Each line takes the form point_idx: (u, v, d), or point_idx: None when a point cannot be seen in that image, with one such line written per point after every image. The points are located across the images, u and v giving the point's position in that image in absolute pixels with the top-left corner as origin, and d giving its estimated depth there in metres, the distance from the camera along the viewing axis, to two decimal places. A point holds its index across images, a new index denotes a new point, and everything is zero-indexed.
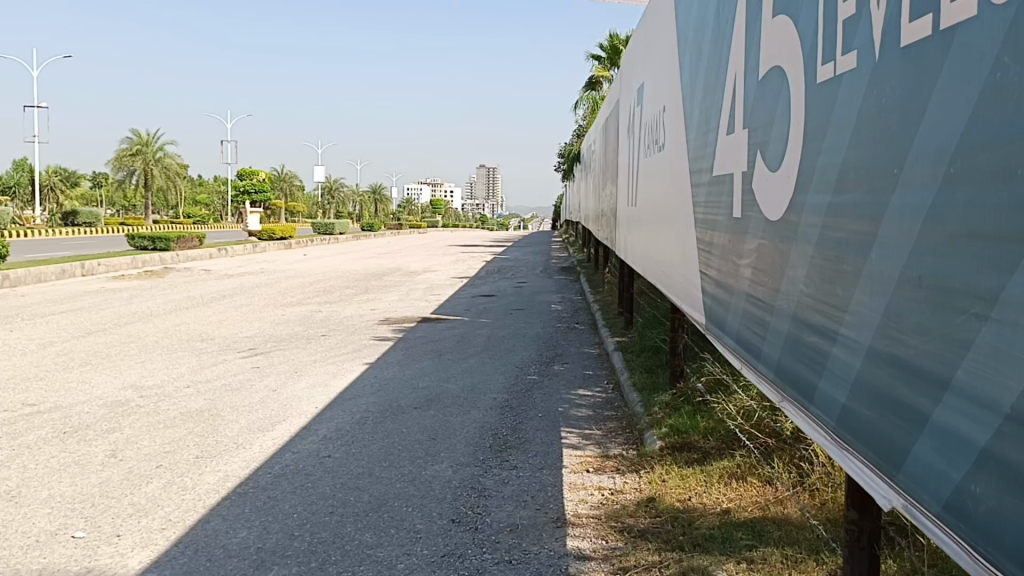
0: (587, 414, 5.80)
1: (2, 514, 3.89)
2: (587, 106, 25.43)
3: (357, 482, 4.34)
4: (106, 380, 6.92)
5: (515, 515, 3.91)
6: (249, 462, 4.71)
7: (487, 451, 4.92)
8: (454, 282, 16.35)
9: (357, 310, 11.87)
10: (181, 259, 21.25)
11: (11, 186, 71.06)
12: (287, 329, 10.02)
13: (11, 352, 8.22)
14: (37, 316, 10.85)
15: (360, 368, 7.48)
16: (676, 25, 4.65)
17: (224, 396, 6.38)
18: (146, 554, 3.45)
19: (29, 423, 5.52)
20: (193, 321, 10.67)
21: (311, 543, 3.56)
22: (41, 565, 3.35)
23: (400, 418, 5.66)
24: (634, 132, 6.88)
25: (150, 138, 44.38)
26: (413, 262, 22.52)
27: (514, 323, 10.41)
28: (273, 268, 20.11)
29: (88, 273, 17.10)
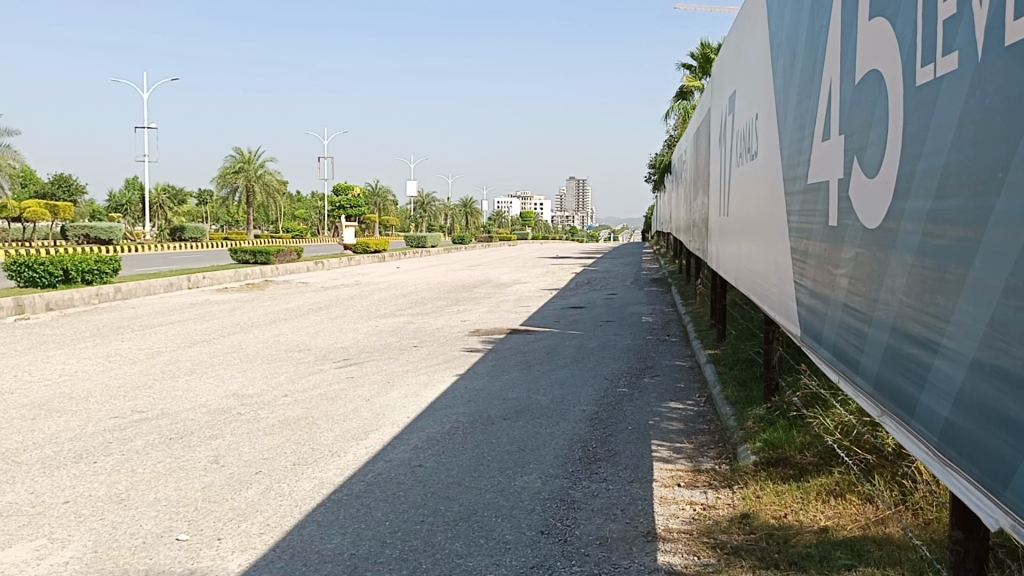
0: (678, 428, 5.72)
1: (113, 516, 4.08)
2: (679, 115, 25.19)
3: (448, 492, 4.38)
4: (209, 388, 7.19)
5: (604, 528, 3.88)
6: (343, 469, 4.82)
7: (576, 463, 4.91)
8: (544, 294, 16.39)
9: (448, 321, 12.01)
10: (280, 272, 21.94)
11: (124, 204, 74.91)
12: (380, 340, 10.21)
13: (123, 361, 8.64)
14: (147, 327, 11.37)
15: (451, 378, 7.57)
16: (769, 30, 4.55)
17: (319, 404, 6.55)
18: (246, 558, 3.57)
19: (138, 429, 5.78)
20: (291, 331, 10.99)
21: (403, 551, 3.62)
22: (148, 566, 3.50)
23: (490, 429, 5.70)
24: (726, 140, 6.77)
25: (251, 155, 46.02)
26: (504, 274, 22.67)
27: (604, 335, 10.36)
28: (368, 280, 20.54)
29: (194, 286, 17.85)
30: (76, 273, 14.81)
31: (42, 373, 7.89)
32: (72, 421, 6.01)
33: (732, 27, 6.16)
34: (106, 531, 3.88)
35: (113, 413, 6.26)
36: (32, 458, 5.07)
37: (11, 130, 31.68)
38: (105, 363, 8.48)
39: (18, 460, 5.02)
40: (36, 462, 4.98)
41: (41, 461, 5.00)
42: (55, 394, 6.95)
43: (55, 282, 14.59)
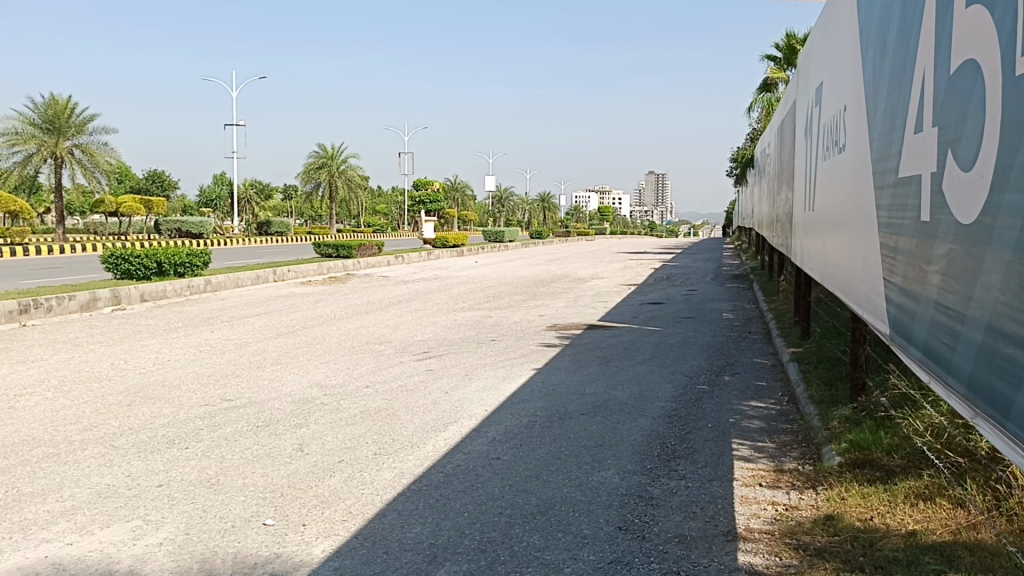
0: (759, 426, 5.62)
1: (204, 500, 4.24)
2: (763, 108, 24.66)
3: (525, 485, 4.41)
4: (294, 378, 7.39)
5: (683, 526, 3.85)
6: (423, 460, 4.90)
7: (654, 460, 4.88)
8: (622, 289, 16.29)
9: (526, 316, 12.06)
10: (362, 266, 22.37)
11: (214, 199, 77.44)
12: (459, 333, 10.32)
13: (213, 351, 8.94)
14: (235, 318, 11.75)
15: (528, 373, 7.60)
16: (859, 18, 4.43)
17: (400, 396, 6.66)
18: (329, 544, 3.66)
19: (227, 417, 5.98)
20: (372, 324, 11.20)
21: (481, 542, 3.66)
22: (237, 549, 3.62)
23: (567, 423, 5.71)
24: (812, 132, 6.62)
25: (335, 151, 46.96)
26: (582, 269, 22.63)
27: (683, 331, 10.24)
28: (446, 275, 20.76)
29: (279, 279, 18.33)
30: (168, 266, 15.37)
31: (138, 361, 8.24)
32: (165, 408, 6.25)
33: (820, 16, 6.01)
34: (197, 514, 4.03)
35: (202, 401, 6.49)
36: (129, 442, 5.30)
37: (107, 128, 33.02)
38: (196, 353, 8.80)
39: (116, 444, 5.25)
40: (132, 447, 5.20)
41: (137, 446, 5.23)
42: (149, 381, 7.25)
43: (149, 274, 15.17)
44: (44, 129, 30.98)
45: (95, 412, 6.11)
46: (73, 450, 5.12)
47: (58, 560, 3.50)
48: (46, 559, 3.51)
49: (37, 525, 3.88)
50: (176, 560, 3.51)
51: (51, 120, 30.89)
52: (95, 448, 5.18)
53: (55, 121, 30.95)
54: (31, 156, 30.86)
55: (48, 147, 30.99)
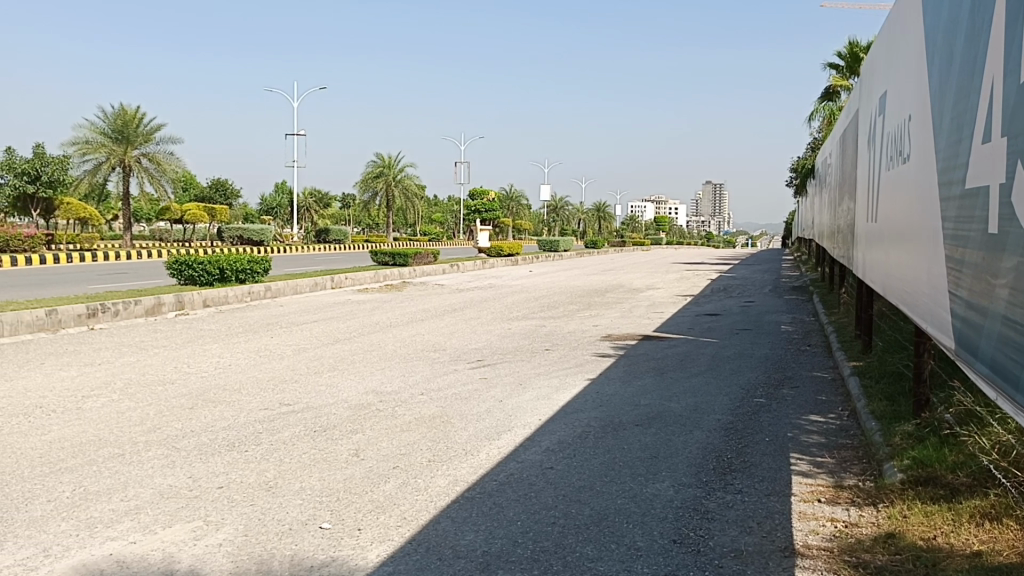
0: (818, 441, 5.51)
1: (262, 502, 4.32)
2: (824, 117, 24.25)
3: (579, 495, 4.40)
4: (351, 385, 7.49)
5: (740, 540, 3.79)
6: (476, 468, 4.92)
7: (710, 473, 4.83)
8: (677, 300, 16.15)
9: (580, 326, 12.03)
10: (418, 274, 22.57)
11: (275, 207, 78.99)
12: (513, 342, 10.34)
13: (272, 356, 9.11)
14: (294, 324, 11.95)
15: (582, 383, 7.58)
16: (925, 25, 4.34)
17: (454, 404, 6.70)
18: (384, 549, 3.70)
19: (285, 421, 6.09)
20: (427, 332, 11.29)
21: (534, 551, 3.66)
22: (294, 551, 3.69)
23: (621, 434, 5.68)
24: (875, 143, 6.49)
25: (393, 160, 47.53)
26: (637, 279, 22.50)
27: (740, 343, 10.12)
28: (501, 283, 20.83)
29: (337, 286, 18.58)
30: (230, 272, 15.69)
31: (200, 365, 8.44)
32: (225, 412, 6.39)
33: (884, 24, 5.90)
34: (256, 516, 4.11)
35: (262, 405, 6.61)
36: (191, 445, 5.43)
37: (173, 138, 33.96)
38: (256, 358, 8.98)
39: (178, 446, 5.38)
40: (194, 449, 5.33)
41: (199, 448, 5.35)
42: (211, 385, 7.41)
43: (211, 280, 15.51)
44: (113, 138, 31.95)
45: (159, 414, 6.27)
46: (137, 451, 5.26)
47: (123, 557, 3.60)
48: (110, 557, 3.61)
49: (103, 523, 3.99)
50: (235, 561, 3.58)
51: (120, 130, 31.86)
52: (158, 449, 5.31)
53: (124, 130, 31.90)
54: (101, 164, 31.86)
55: (117, 156, 31.95)
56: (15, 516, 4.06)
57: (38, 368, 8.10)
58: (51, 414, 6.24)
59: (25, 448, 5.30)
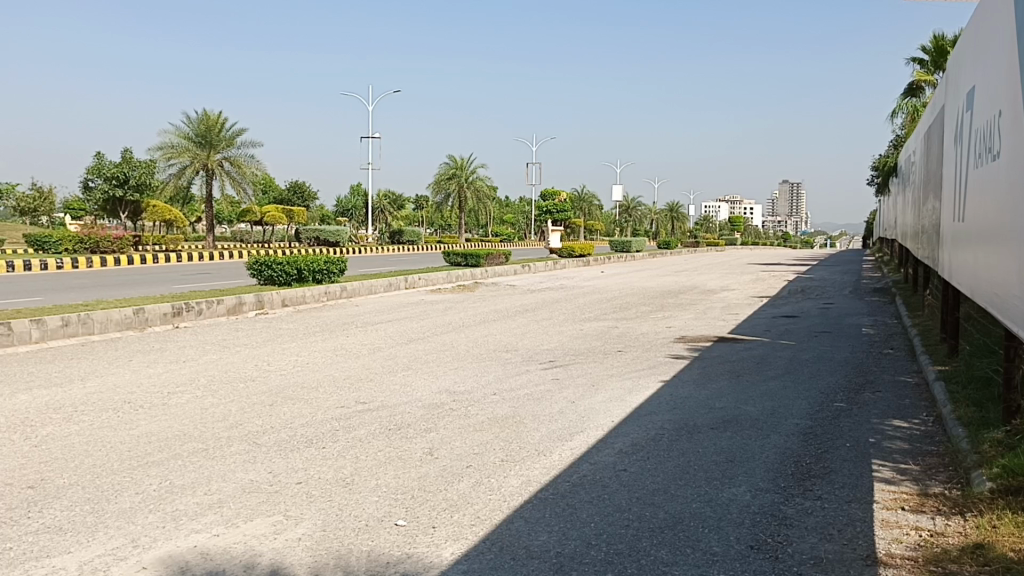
0: (902, 448, 5.34)
1: (339, 498, 4.41)
2: (906, 114, 23.52)
3: (653, 498, 4.36)
4: (424, 384, 7.58)
5: (819, 548, 3.71)
6: (549, 469, 4.91)
7: (788, 478, 4.73)
8: (753, 302, 15.85)
9: (654, 327, 11.91)
10: (489, 274, 22.69)
11: (351, 209, 80.57)
12: (585, 343, 10.31)
13: (348, 355, 9.27)
14: (369, 324, 12.14)
15: (656, 384, 7.50)
16: (1016, 18, 4.19)
17: (527, 405, 6.71)
18: (458, 547, 3.73)
19: (361, 419, 6.19)
20: (499, 332, 11.33)
21: (608, 554, 3.64)
22: (370, 547, 3.74)
23: (696, 438, 5.59)
24: (962, 140, 6.27)
25: (465, 161, 47.92)
26: (711, 280, 22.16)
27: (818, 346, 9.88)
28: (573, 284, 20.77)
29: (411, 287, 18.80)
30: (308, 273, 16.03)
31: (279, 363, 8.64)
32: (303, 409, 6.53)
33: (973, 16, 5.71)
34: (334, 512, 4.19)
35: (338, 403, 6.74)
36: (271, 441, 5.57)
37: (253, 142, 34.92)
38: (332, 357, 9.15)
39: (259, 442, 5.53)
40: (273, 445, 5.46)
41: (278, 444, 5.48)
42: (289, 383, 7.58)
43: (289, 280, 15.87)
44: (197, 142, 32.97)
45: (240, 411, 6.45)
46: (220, 446, 5.42)
47: (206, 549, 3.72)
48: (194, 549, 3.73)
49: (188, 516, 4.12)
50: (314, 555, 3.65)
51: (204, 134, 32.87)
52: (239, 445, 5.46)
53: (207, 134, 32.89)
54: (185, 167, 32.92)
55: (200, 160, 32.97)
56: (106, 507, 4.23)
57: (126, 365, 8.42)
58: (139, 409, 6.48)
59: (115, 442, 5.51)
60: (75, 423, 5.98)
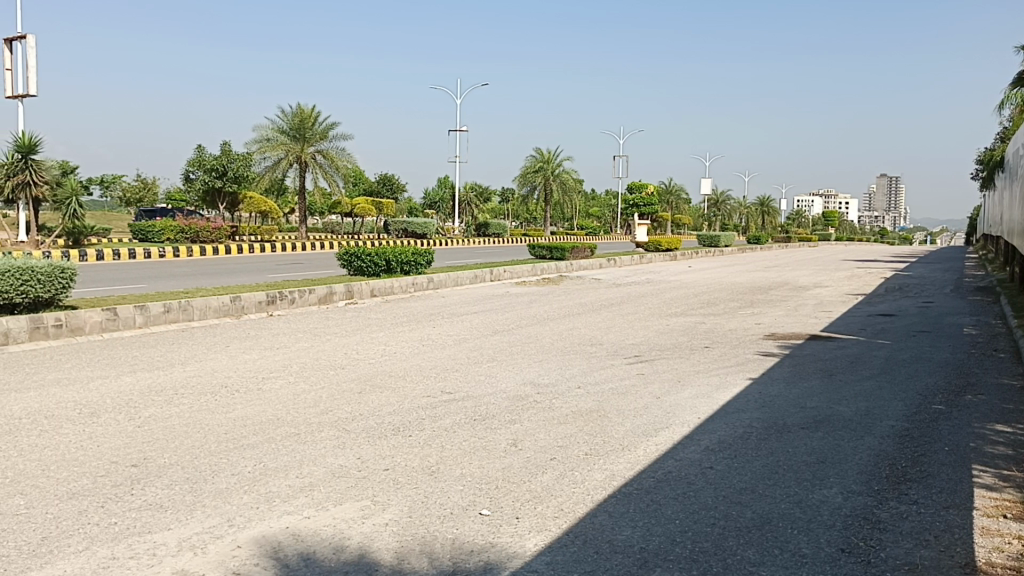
0: (1005, 453, 5.11)
1: (425, 485, 4.49)
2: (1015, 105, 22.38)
3: (740, 497, 4.29)
4: (509, 375, 7.62)
5: (914, 554, 3.58)
6: (634, 464, 4.89)
7: (882, 481, 4.59)
8: (847, 299, 15.37)
9: (743, 323, 11.68)
10: (575, 268, 22.61)
11: (439, 202, 81.54)
12: (672, 338, 10.18)
13: (435, 346, 9.40)
14: (454, 315, 12.26)
15: (745, 381, 7.37)
16: None
17: (611, 399, 6.68)
18: (541, 538, 3.75)
19: (446, 409, 6.27)
20: (585, 326, 11.29)
21: (693, 551, 3.60)
22: (454, 535, 3.80)
23: (786, 437, 5.47)
24: None
25: (552, 154, 47.78)
26: (803, 277, 21.53)
27: (917, 346, 9.52)
28: (659, 279, 20.55)
29: (496, 279, 18.92)
30: (396, 264, 16.27)
31: (368, 352, 8.82)
32: (390, 397, 6.66)
33: None
34: (419, 499, 4.26)
35: (424, 392, 6.84)
36: (360, 427, 5.70)
37: (345, 135, 35.65)
38: (419, 347, 9.29)
39: (349, 428, 5.66)
40: (362, 431, 5.58)
41: (366, 431, 5.60)
42: (377, 371, 7.73)
43: (378, 271, 16.19)
44: (291, 136, 33.86)
45: (331, 397, 6.62)
46: (311, 431, 5.57)
47: (298, 531, 3.83)
48: (287, 530, 3.85)
49: (281, 498, 4.26)
50: (400, 540, 3.72)
51: (298, 128, 33.71)
52: (329, 430, 5.60)
53: (301, 128, 33.76)
54: (279, 161, 33.90)
55: (294, 153, 33.82)
56: (204, 487, 4.40)
57: (224, 351, 8.74)
58: (235, 393, 6.71)
59: (213, 424, 5.73)
60: (176, 405, 6.24)
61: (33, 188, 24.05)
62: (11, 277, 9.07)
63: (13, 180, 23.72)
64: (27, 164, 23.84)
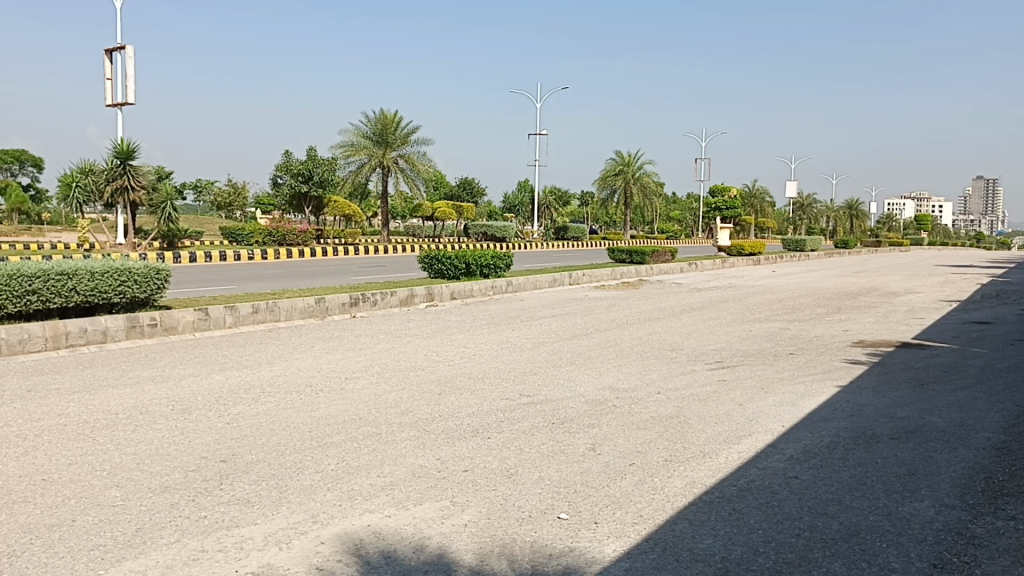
0: None
1: (503, 487, 4.50)
2: None
3: (826, 508, 4.17)
4: (588, 380, 7.59)
5: (1012, 572, 3.43)
6: (714, 472, 4.80)
7: (977, 495, 4.40)
8: (941, 305, 14.81)
9: (829, 330, 11.36)
10: (654, 272, 22.39)
11: (519, 204, 81.89)
12: (755, 344, 9.99)
13: (514, 348, 9.44)
14: (534, 318, 12.29)
15: (832, 390, 7.16)
16: None
17: (692, 405, 6.59)
18: (620, 545, 3.72)
19: (525, 412, 6.29)
20: (665, 331, 11.16)
21: (777, 562, 3.53)
22: (533, 538, 3.80)
23: (875, 447, 5.30)
24: None
25: (632, 157, 47.43)
26: (894, 282, 20.83)
27: (1016, 356, 9.10)
28: (742, 283, 20.14)
29: (575, 283, 18.89)
30: (475, 267, 16.38)
31: (448, 354, 8.91)
32: (470, 399, 6.71)
33: None
34: (498, 501, 4.28)
35: (504, 395, 6.88)
36: (439, 428, 5.76)
37: (427, 139, 36.17)
38: (498, 349, 9.33)
39: (429, 429, 5.73)
40: (441, 432, 5.64)
41: (446, 432, 5.66)
42: (457, 373, 7.80)
43: (458, 274, 16.35)
44: (374, 141, 34.51)
45: (412, 398, 6.71)
46: (392, 431, 5.66)
47: (379, 529, 3.89)
48: (368, 528, 3.91)
49: (363, 496, 4.33)
50: (480, 542, 3.75)
51: (381, 133, 34.34)
52: (410, 431, 5.68)
53: (384, 133, 34.35)
54: (363, 165, 34.54)
55: (377, 157, 34.45)
56: (289, 484, 4.52)
57: (308, 351, 8.97)
58: (320, 392, 6.87)
59: (299, 422, 5.87)
60: (263, 403, 6.42)
61: (131, 192, 25.08)
62: (110, 278, 9.48)
63: (113, 185, 24.80)
64: (125, 169, 24.87)
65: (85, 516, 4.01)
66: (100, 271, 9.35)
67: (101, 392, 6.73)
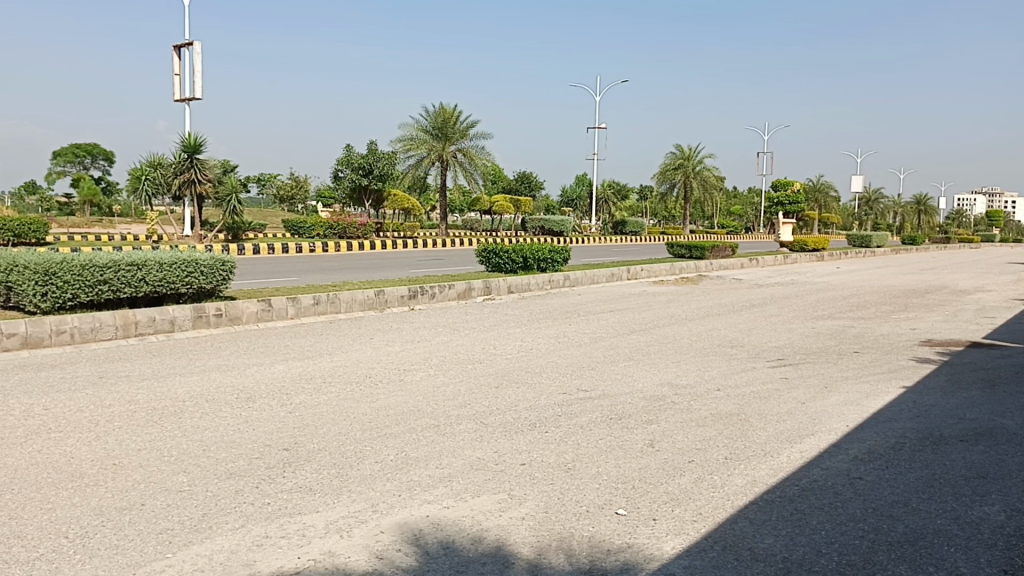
0: None
1: (562, 482, 4.50)
2: None
3: (891, 510, 4.08)
4: (646, 375, 7.54)
5: None
6: (775, 471, 4.73)
7: None
8: (1015, 304, 14.29)
9: (896, 328, 11.07)
10: (714, 267, 22.08)
11: (578, 199, 81.56)
12: (818, 342, 9.79)
13: (571, 343, 9.43)
14: (591, 313, 12.24)
15: (898, 390, 6.99)
16: None
17: (753, 402, 6.50)
18: (678, 542, 3.70)
19: (582, 407, 6.27)
20: (725, 327, 11.01)
21: (840, 564, 3.46)
22: (591, 533, 3.80)
23: (943, 449, 5.16)
24: None
25: (693, 151, 46.83)
26: (965, 279, 20.15)
27: None
28: (805, 280, 19.74)
29: (633, 278, 18.75)
30: (533, 261, 16.37)
31: (506, 347, 8.94)
32: (527, 393, 6.72)
33: None
34: (555, 495, 4.28)
35: (561, 390, 6.87)
36: (496, 421, 5.78)
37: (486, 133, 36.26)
38: (555, 343, 9.32)
39: (486, 422, 5.75)
40: (499, 426, 5.66)
41: (503, 426, 5.68)
42: (514, 367, 7.81)
43: (515, 268, 16.38)
44: (433, 134, 34.72)
45: (469, 391, 6.75)
46: (450, 423, 5.70)
47: (437, 520, 3.93)
48: (427, 518, 3.95)
49: (421, 487, 4.38)
50: (537, 535, 3.76)
51: (440, 127, 34.52)
52: (468, 424, 5.71)
53: (443, 127, 34.52)
54: (422, 159, 34.79)
55: (436, 151, 34.66)
56: (350, 473, 4.59)
57: (368, 342, 9.08)
58: (379, 384, 6.95)
59: (359, 413, 5.95)
60: (324, 394, 6.53)
61: (198, 185, 25.68)
62: (178, 268, 9.75)
63: (180, 178, 25.44)
64: (192, 163, 25.48)
65: (154, 499, 4.13)
66: (168, 262, 9.62)
67: (169, 379, 6.92)
